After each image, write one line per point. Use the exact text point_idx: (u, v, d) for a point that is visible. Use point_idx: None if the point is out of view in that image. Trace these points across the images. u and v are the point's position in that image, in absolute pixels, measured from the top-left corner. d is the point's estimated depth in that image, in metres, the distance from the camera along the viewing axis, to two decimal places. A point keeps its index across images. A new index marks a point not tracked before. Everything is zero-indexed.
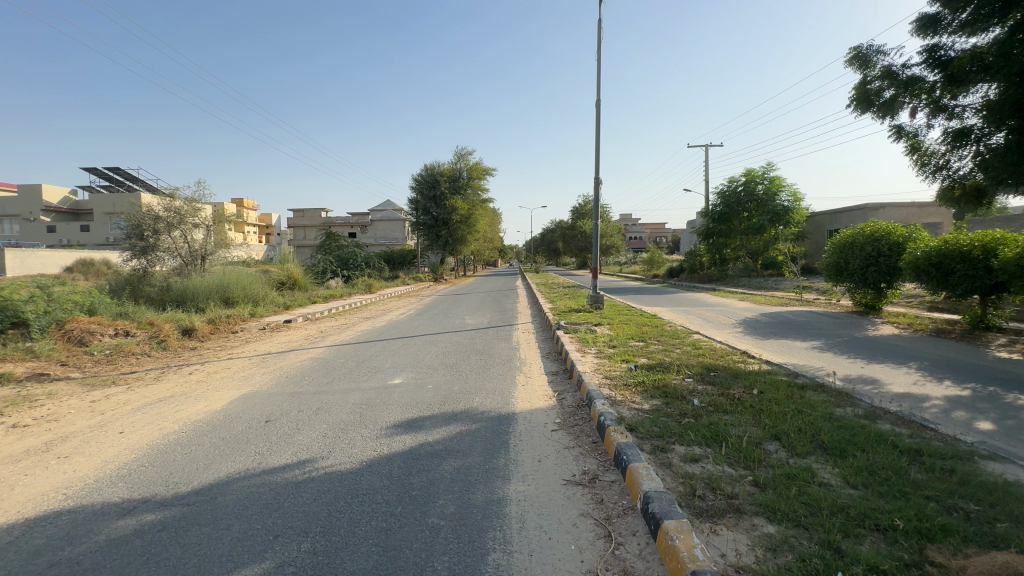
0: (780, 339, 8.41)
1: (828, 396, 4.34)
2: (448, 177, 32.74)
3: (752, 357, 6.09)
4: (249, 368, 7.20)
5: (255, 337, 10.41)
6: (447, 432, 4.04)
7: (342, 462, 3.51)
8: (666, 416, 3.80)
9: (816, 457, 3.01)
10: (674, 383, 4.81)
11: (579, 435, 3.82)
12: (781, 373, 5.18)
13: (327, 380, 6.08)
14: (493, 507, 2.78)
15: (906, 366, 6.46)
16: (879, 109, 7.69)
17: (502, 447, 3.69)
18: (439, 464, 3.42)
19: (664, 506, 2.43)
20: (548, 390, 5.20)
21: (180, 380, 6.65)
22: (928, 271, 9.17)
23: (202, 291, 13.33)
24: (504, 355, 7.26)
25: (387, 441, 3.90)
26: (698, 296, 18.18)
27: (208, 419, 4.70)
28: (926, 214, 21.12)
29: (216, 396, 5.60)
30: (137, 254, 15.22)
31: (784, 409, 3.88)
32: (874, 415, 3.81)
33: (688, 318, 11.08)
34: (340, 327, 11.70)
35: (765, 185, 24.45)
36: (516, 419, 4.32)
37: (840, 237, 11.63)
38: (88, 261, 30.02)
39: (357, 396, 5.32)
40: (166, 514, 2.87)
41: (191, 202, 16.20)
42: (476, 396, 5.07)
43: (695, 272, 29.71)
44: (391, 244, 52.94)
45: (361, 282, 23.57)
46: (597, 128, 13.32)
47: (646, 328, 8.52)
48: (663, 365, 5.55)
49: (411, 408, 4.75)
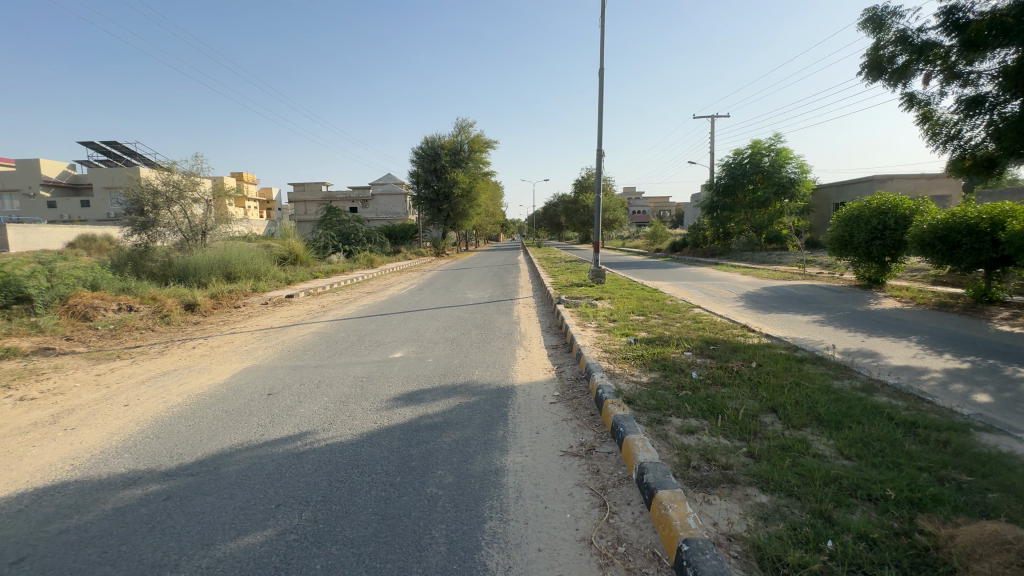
0: (781, 313, 8.41)
1: (826, 369, 4.36)
2: (449, 150, 32.24)
3: (752, 331, 6.08)
4: (251, 342, 7.27)
5: (257, 312, 10.47)
6: (446, 405, 4.08)
7: (342, 434, 3.56)
8: (664, 389, 3.83)
9: (812, 429, 3.03)
10: (673, 356, 4.81)
11: (577, 407, 3.85)
12: (780, 347, 5.18)
13: (328, 354, 6.14)
14: (491, 477, 2.83)
15: (906, 339, 6.46)
16: (891, 75, 7.46)
17: (501, 419, 3.72)
18: (438, 436, 3.47)
19: (659, 476, 2.46)
20: (547, 363, 5.24)
21: (185, 354, 6.73)
22: (933, 244, 9.07)
23: (204, 266, 13.35)
24: (504, 329, 7.29)
25: (387, 414, 3.94)
26: (701, 270, 18.08)
27: (212, 392, 4.75)
28: (935, 186, 20.77)
29: (219, 370, 5.66)
30: (137, 229, 15.22)
31: (781, 382, 3.89)
32: (871, 387, 3.83)
33: (690, 292, 11.05)
34: (341, 302, 11.73)
35: (772, 157, 24.01)
36: (516, 392, 4.36)
37: (845, 210, 11.47)
38: (91, 238, 30.21)
39: (358, 369, 5.36)
40: (170, 484, 2.93)
41: (190, 175, 16.07)
42: (475, 370, 5.10)
43: (699, 247, 29.52)
44: (392, 219, 52.72)
45: (363, 256, 23.55)
46: (600, 97, 13.04)
47: (647, 302, 8.50)
48: (663, 339, 5.55)
49: (411, 381, 4.80)
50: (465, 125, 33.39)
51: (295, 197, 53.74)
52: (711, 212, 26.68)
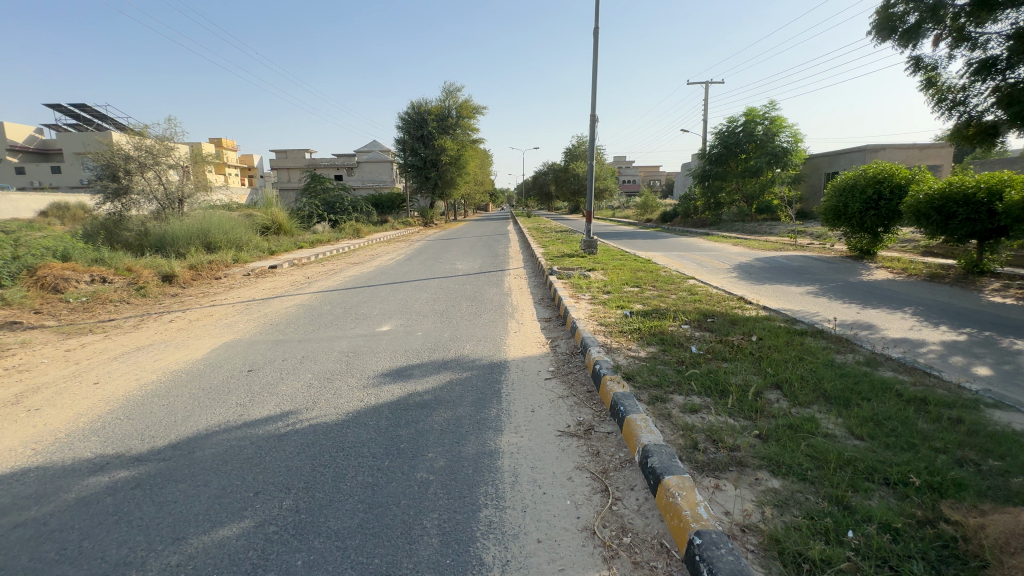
0: (775, 284, 8.33)
1: (828, 342, 4.24)
2: (436, 116, 31.22)
3: (749, 303, 5.94)
4: (232, 315, 6.98)
5: (239, 284, 10.09)
6: (436, 381, 3.90)
7: (327, 414, 3.37)
8: (663, 364, 3.69)
9: (819, 406, 2.91)
10: (671, 330, 4.66)
11: (574, 383, 3.70)
12: (779, 319, 5.06)
13: (313, 328, 5.90)
14: (485, 460, 2.67)
15: (901, 311, 6.40)
16: (901, 36, 7.14)
17: (494, 396, 3.56)
18: (430, 414, 3.31)
19: (665, 460, 2.32)
20: (541, 337, 5.06)
21: (162, 328, 6.45)
22: (929, 215, 8.97)
23: (182, 236, 12.84)
24: (495, 301, 7.08)
25: (374, 391, 3.75)
26: (691, 240, 17.98)
27: (188, 369, 4.51)
28: (927, 156, 20.67)
29: (197, 345, 5.40)
30: (110, 197, 14.54)
31: (784, 356, 3.76)
32: (875, 361, 3.72)
33: (683, 263, 10.91)
34: (327, 273, 11.38)
35: (766, 126, 23.64)
36: (508, 367, 4.19)
37: (841, 180, 11.32)
38: (64, 206, 29.09)
39: (344, 344, 5.14)
40: (141, 471, 2.73)
41: (163, 140, 15.32)
42: (466, 344, 4.91)
43: (690, 217, 29.36)
44: (379, 187, 51.65)
45: (349, 226, 22.97)
46: (595, 60, 12.52)
47: (640, 273, 8.32)
48: (659, 312, 5.38)
49: (399, 356, 4.61)
50: (452, 90, 32.26)
51: (277, 164, 52.20)
52: (703, 182, 26.36)
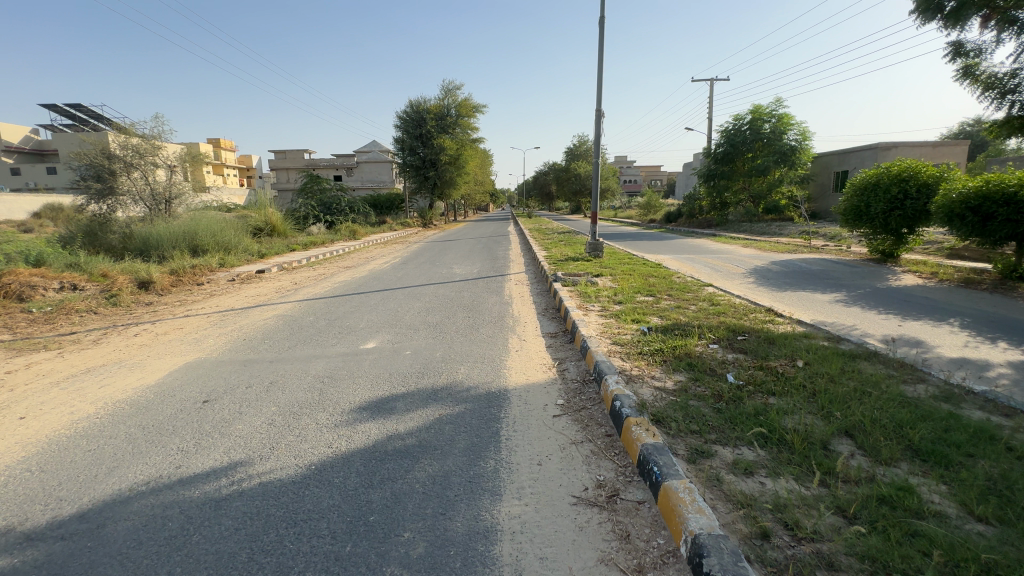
0: (798, 291, 7.65)
1: (887, 368, 3.57)
2: (435, 114, 30.61)
3: (780, 316, 5.26)
4: (204, 328, 6.31)
5: (221, 291, 9.43)
6: (422, 419, 3.24)
7: (284, 467, 2.72)
8: (697, 402, 3.02)
9: (910, 466, 2.25)
10: (699, 352, 3.98)
11: (588, 424, 3.03)
12: (820, 337, 4.40)
13: (290, 345, 5.24)
14: (478, 546, 2.01)
15: (947, 323, 5.74)
16: (946, 18, 6.38)
17: (491, 441, 2.90)
18: (413, 467, 2.65)
19: (728, 564, 1.67)
20: (546, 358, 4.40)
21: (123, 344, 5.77)
22: (963, 215, 8.30)
23: (168, 238, 12.20)
24: (494, 312, 6.42)
25: (346, 433, 3.09)
26: (698, 241, 17.33)
27: (134, 399, 3.84)
28: (940, 154, 20.00)
29: (155, 367, 4.72)
30: (94, 197, 13.88)
31: (843, 390, 3.08)
32: (955, 396, 3.05)
33: (695, 267, 10.23)
34: (316, 278, 10.73)
35: (773, 123, 22.98)
36: (508, 399, 3.52)
37: (861, 178, 10.66)
38: (56, 207, 28.43)
39: (320, 366, 4.48)
40: (25, 558, 2.07)
41: (150, 138, 14.73)
42: (459, 367, 4.24)
43: (695, 218, 28.66)
44: (378, 187, 51.03)
45: (345, 227, 22.32)
46: (602, 49, 11.86)
47: (652, 279, 7.66)
48: (681, 328, 4.70)
49: (382, 383, 3.95)
50: (451, 88, 31.59)
51: (276, 165, 51.64)
52: (709, 181, 25.62)
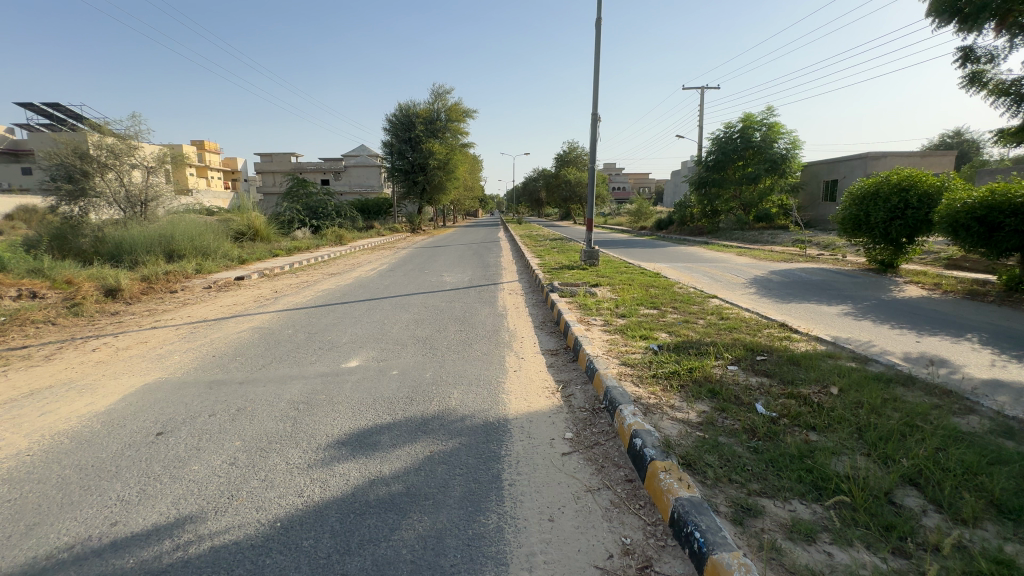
0: (804, 303, 7.36)
1: (931, 396, 3.22)
2: (424, 118, 30.25)
3: (796, 332, 4.92)
4: (172, 342, 5.77)
5: (195, 299, 8.85)
6: (410, 458, 2.79)
7: (242, 524, 2.25)
8: (728, 440, 2.62)
9: (1000, 529, 1.88)
10: (719, 375, 3.59)
11: (604, 466, 2.62)
12: (845, 358, 4.05)
13: (265, 363, 4.75)
14: None
15: (965, 339, 5.45)
16: (963, 21, 6.17)
17: (492, 488, 2.46)
18: (399, 525, 2.20)
19: None
20: (548, 381, 3.97)
21: (78, 361, 5.20)
22: (969, 226, 8.10)
23: (142, 243, 11.56)
24: (488, 326, 5.98)
25: (322, 476, 2.64)
26: (691, 249, 17.12)
27: (77, 431, 3.32)
28: (928, 164, 20.11)
29: (108, 389, 4.18)
30: (65, 199, 13.09)
31: (893, 423, 2.71)
32: (1017, 431, 2.69)
33: (694, 277, 9.92)
34: (298, 285, 10.20)
35: (764, 132, 22.99)
36: (509, 431, 3.09)
37: (860, 187, 10.46)
38: (30, 208, 27.44)
39: (297, 388, 4.00)
40: None
41: (127, 137, 14.02)
42: (452, 391, 3.79)
43: (685, 225, 28.57)
44: (366, 192, 50.26)
45: (331, 232, 21.73)
46: (597, 52, 11.53)
47: (654, 290, 7.31)
48: (694, 346, 4.33)
49: (366, 411, 3.49)
50: (441, 92, 31.20)
51: (262, 168, 50.73)
52: (700, 189, 25.48)
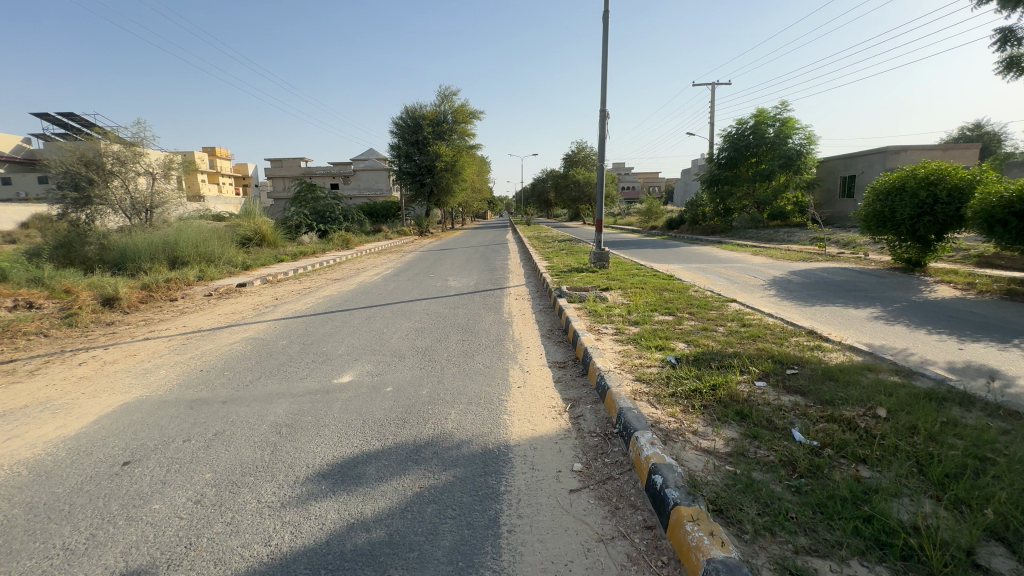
0: (830, 306, 6.88)
1: (996, 420, 2.78)
2: (431, 120, 30.08)
3: (827, 340, 4.50)
4: (161, 355, 5.50)
5: (194, 307, 8.64)
6: (397, 496, 2.45)
7: None
8: (765, 477, 2.23)
9: None
10: (746, 393, 3.20)
11: (620, 508, 2.24)
12: (886, 371, 3.63)
13: (253, 378, 4.45)
14: None
15: (1013, 346, 4.96)
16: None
17: (489, 536, 2.11)
18: None
19: None
20: (555, 399, 3.61)
21: (60, 377, 4.93)
22: (1006, 221, 7.58)
23: (144, 250, 11.40)
24: (492, 335, 5.63)
25: (295, 519, 2.31)
26: (705, 250, 16.60)
27: (37, 461, 3.02)
28: (950, 157, 19.36)
29: (84, 409, 3.92)
30: (71, 206, 12.97)
31: (960, 455, 2.29)
32: None
33: (709, 279, 9.48)
34: (300, 292, 9.96)
35: (777, 127, 22.38)
36: (510, 461, 2.74)
37: (884, 182, 9.95)
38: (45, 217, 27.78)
39: (282, 408, 3.70)
40: None
41: (133, 145, 13.92)
42: (449, 412, 3.44)
43: (697, 224, 28.01)
44: (375, 195, 50.27)
45: (338, 236, 21.56)
46: (604, 47, 11.14)
47: (668, 295, 6.90)
48: (715, 358, 3.94)
49: (353, 435, 3.16)
50: (447, 94, 31.02)
51: (272, 174, 51.03)
52: (712, 188, 24.93)
